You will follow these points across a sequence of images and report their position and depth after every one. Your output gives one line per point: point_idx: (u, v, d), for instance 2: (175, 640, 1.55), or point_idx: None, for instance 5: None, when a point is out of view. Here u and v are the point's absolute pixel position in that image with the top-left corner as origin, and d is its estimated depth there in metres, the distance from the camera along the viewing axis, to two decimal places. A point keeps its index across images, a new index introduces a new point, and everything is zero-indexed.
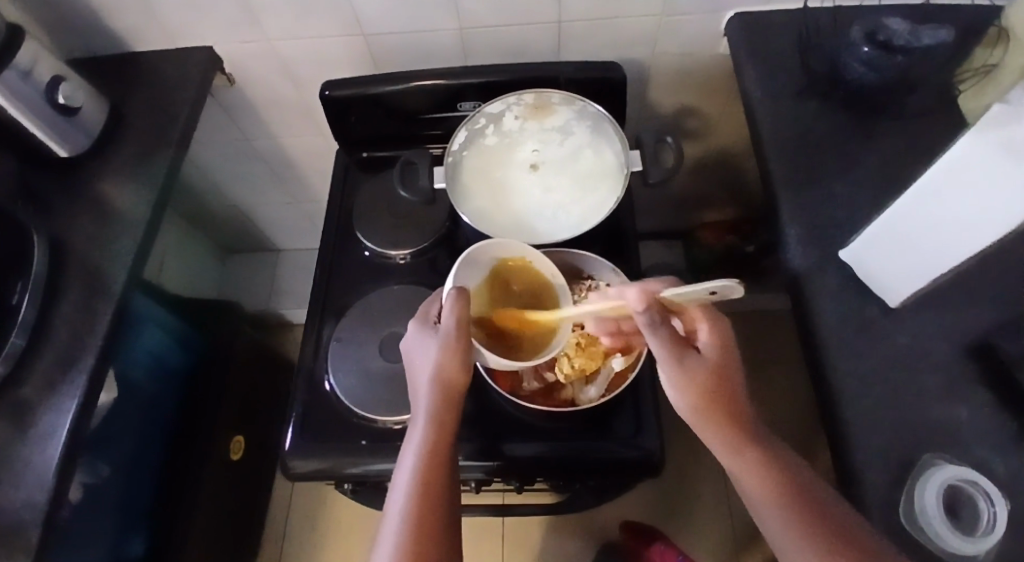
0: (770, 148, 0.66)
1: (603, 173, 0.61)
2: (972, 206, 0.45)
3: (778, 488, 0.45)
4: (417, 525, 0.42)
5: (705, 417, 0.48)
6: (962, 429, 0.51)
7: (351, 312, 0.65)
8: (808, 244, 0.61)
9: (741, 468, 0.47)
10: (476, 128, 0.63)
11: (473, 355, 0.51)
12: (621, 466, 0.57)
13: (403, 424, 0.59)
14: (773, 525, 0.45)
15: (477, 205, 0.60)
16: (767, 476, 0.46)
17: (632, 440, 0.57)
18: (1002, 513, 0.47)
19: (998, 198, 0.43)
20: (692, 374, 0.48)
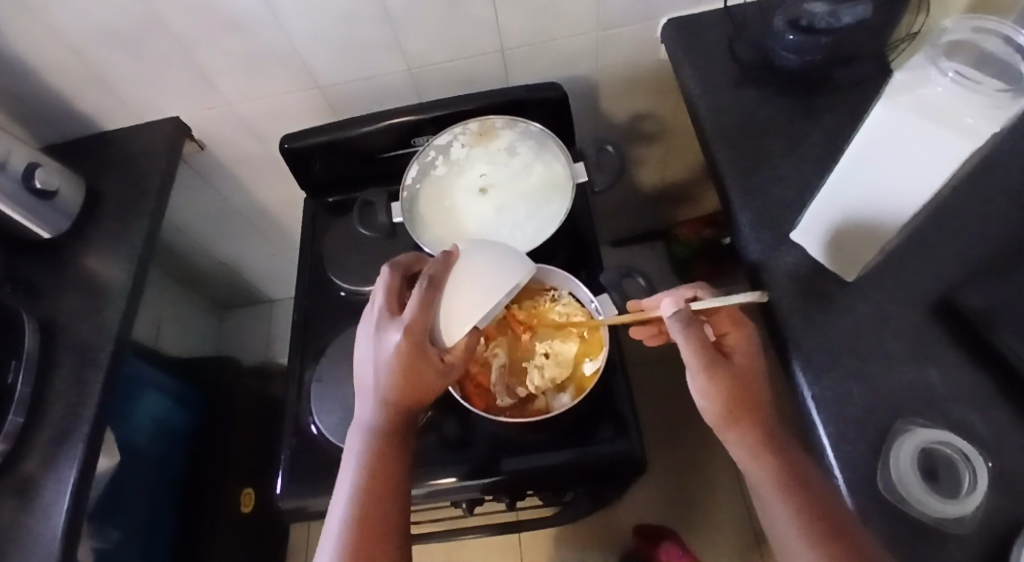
0: (715, 141, 0.68)
1: (553, 186, 0.63)
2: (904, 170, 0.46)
3: (786, 490, 0.50)
4: (363, 540, 0.45)
5: (733, 420, 0.53)
6: (931, 391, 0.51)
7: (331, 351, 0.67)
8: (760, 229, 0.63)
9: (755, 461, 0.53)
10: (427, 162, 0.65)
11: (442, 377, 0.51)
12: (608, 469, 0.58)
13: None
14: (785, 523, 0.49)
15: (434, 234, 0.62)
16: (774, 474, 0.51)
17: (616, 439, 0.58)
18: (983, 480, 0.46)
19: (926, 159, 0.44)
20: (717, 379, 0.53)
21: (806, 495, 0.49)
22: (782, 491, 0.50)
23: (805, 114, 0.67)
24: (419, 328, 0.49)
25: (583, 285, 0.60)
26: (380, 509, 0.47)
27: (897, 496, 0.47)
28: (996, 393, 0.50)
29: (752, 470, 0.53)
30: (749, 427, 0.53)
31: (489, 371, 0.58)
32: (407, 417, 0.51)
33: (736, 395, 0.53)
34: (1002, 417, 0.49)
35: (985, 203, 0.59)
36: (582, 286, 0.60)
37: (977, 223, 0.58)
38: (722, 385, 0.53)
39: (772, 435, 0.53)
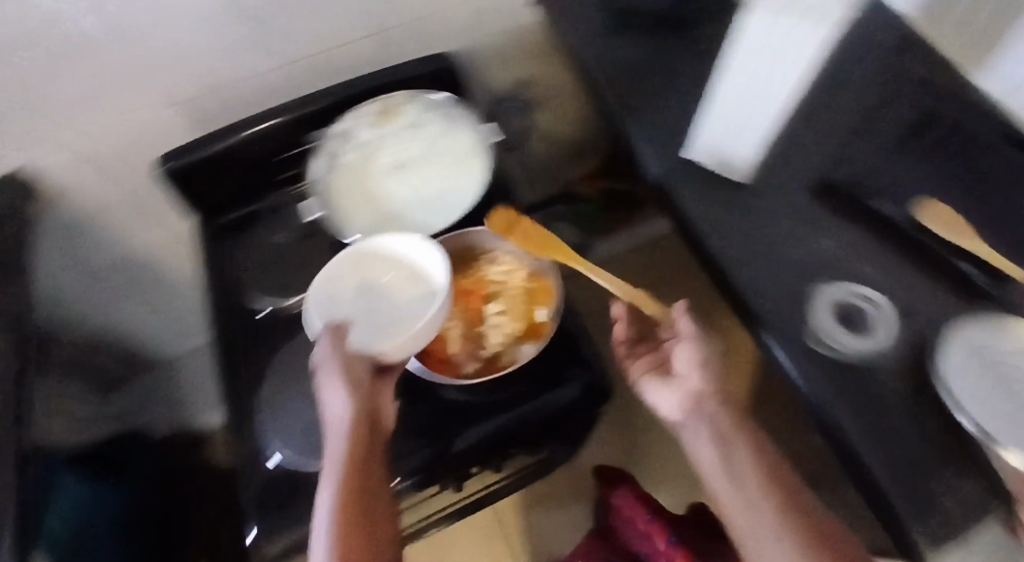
0: (599, 85, 0.72)
1: (467, 150, 0.62)
2: (778, 60, 0.52)
3: (759, 469, 0.46)
4: None
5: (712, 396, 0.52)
6: (832, 254, 0.58)
7: (269, 375, 0.62)
8: (660, 152, 0.67)
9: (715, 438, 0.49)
10: (333, 150, 0.62)
11: (375, 390, 0.50)
12: (577, 406, 0.59)
13: None
14: (739, 503, 0.45)
15: (360, 222, 0.60)
16: (749, 450, 0.48)
17: (579, 376, 0.59)
18: (888, 329, 0.53)
19: (796, 48, 0.50)
20: (710, 361, 0.54)
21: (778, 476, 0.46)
22: (752, 453, 0.47)
23: (670, 47, 0.73)
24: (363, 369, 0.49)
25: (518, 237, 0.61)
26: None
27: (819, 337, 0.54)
28: (879, 242, 0.58)
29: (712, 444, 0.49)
30: (724, 397, 0.51)
31: (449, 343, 0.58)
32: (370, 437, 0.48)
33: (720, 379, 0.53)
34: (888, 260, 0.57)
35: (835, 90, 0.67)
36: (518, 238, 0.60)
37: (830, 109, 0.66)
38: (716, 366, 0.54)
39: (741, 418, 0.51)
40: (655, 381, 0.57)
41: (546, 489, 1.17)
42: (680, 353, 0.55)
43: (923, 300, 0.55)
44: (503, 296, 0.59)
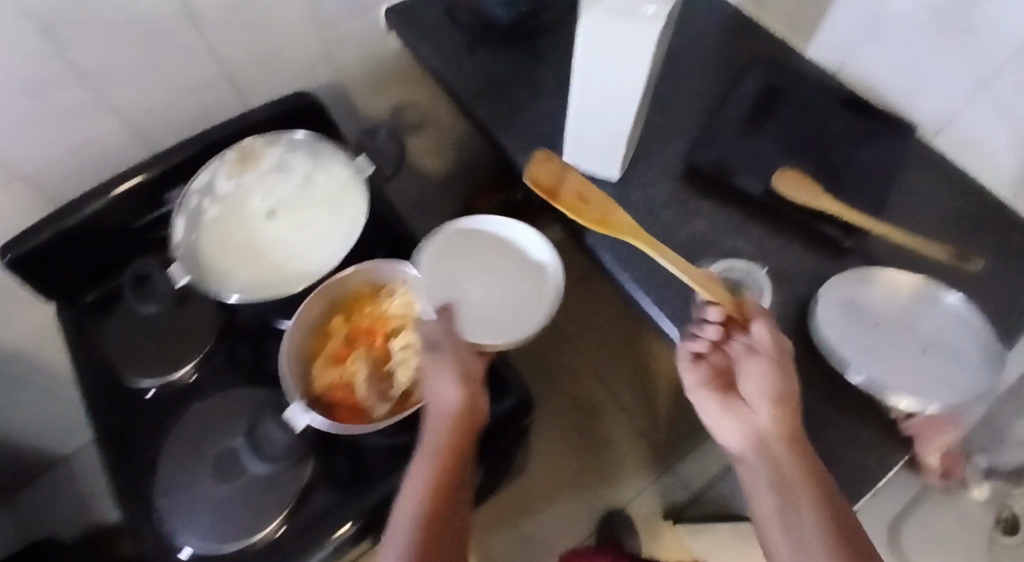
0: (469, 103, 0.72)
1: (343, 185, 0.60)
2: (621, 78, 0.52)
3: (820, 498, 0.41)
4: None
5: (783, 420, 0.45)
6: (708, 235, 0.61)
7: (163, 460, 0.57)
8: (538, 162, 0.68)
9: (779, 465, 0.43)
10: (193, 208, 0.57)
11: (478, 376, 0.50)
12: (503, 423, 0.59)
13: (286, 526, 0.54)
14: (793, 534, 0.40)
15: (238, 279, 0.56)
16: (812, 483, 0.42)
17: (498, 394, 0.59)
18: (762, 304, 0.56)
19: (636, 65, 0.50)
20: (785, 379, 0.46)
21: (838, 510, 0.40)
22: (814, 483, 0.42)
23: (532, 57, 0.75)
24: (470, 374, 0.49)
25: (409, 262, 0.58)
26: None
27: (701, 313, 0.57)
28: (747, 217, 0.62)
29: (767, 462, 0.44)
30: (796, 436, 0.44)
31: (354, 385, 0.54)
32: (470, 426, 0.47)
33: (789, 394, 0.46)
34: (757, 233, 0.61)
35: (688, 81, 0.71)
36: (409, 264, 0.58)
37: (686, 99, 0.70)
38: (795, 392, 0.46)
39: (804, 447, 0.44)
40: (711, 400, 0.50)
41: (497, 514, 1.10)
42: (750, 369, 0.47)
43: (793, 264, 0.59)
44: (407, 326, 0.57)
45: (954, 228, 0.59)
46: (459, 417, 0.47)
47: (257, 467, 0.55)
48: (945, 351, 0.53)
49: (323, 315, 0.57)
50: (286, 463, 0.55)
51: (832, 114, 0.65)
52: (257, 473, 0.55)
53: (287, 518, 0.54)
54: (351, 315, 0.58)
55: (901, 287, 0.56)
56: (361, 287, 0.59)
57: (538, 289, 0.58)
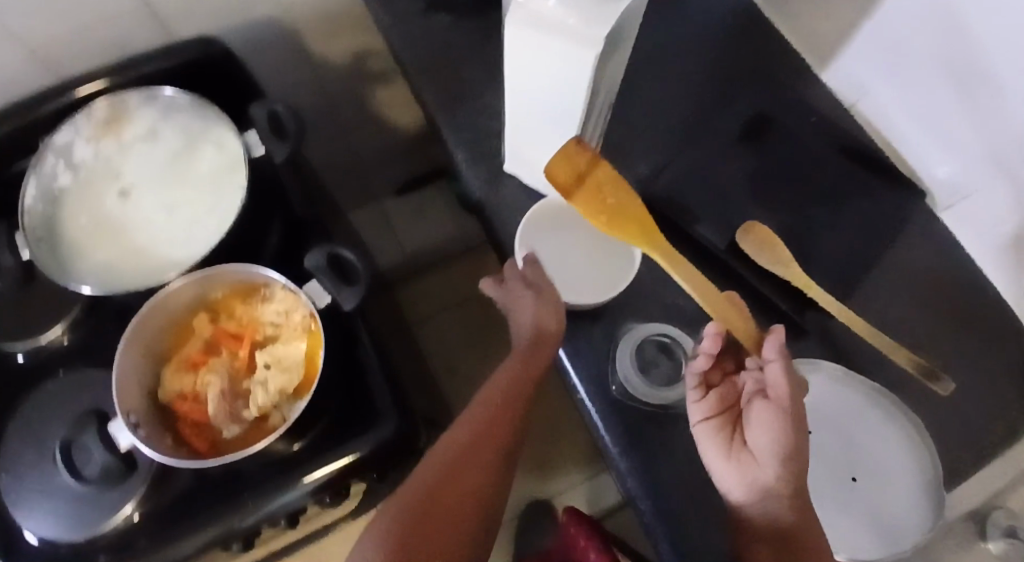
0: (412, 77, 0.62)
1: (222, 165, 0.52)
2: (561, 91, 0.42)
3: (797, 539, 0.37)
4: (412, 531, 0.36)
5: (795, 464, 0.37)
6: (649, 285, 0.53)
7: (9, 435, 0.53)
8: (477, 163, 0.58)
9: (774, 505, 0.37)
10: (47, 173, 0.51)
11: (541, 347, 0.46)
12: (368, 465, 0.53)
13: (135, 516, 0.50)
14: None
15: (93, 260, 0.50)
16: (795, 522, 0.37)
17: (366, 434, 0.52)
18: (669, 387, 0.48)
19: (576, 81, 0.40)
20: (799, 433, 0.37)
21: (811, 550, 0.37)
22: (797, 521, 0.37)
23: (497, 27, 0.62)
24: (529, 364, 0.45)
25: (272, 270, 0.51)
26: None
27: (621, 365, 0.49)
28: None
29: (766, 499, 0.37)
30: (804, 509, 0.38)
31: (200, 402, 0.50)
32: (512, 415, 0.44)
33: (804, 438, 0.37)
34: None
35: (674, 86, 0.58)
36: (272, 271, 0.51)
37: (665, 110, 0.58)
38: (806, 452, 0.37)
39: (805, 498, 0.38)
40: (714, 439, 0.41)
41: None
42: (756, 418, 0.39)
43: None
44: (274, 340, 0.51)
45: (947, 323, 0.48)
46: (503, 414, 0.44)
47: (67, 484, 0.50)
48: (884, 484, 0.43)
49: (181, 317, 0.52)
50: (101, 485, 0.50)
51: (827, 159, 0.53)
52: (68, 480, 0.50)
53: (134, 510, 0.50)
54: (211, 317, 0.52)
55: (852, 392, 0.45)
56: (227, 290, 0.52)
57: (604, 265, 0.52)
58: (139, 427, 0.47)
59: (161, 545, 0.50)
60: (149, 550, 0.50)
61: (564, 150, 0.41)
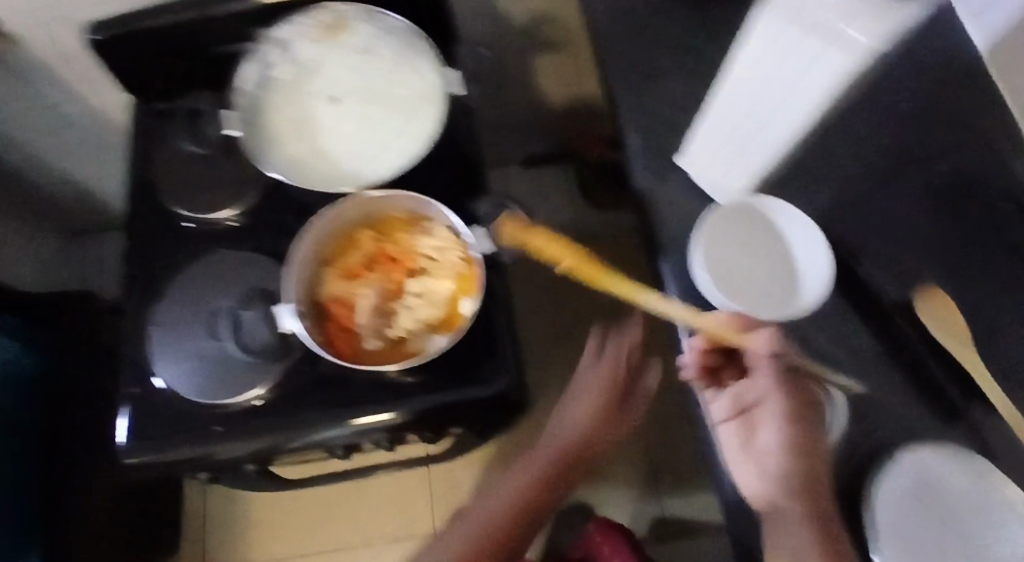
0: (606, 55, 0.61)
1: (419, 95, 0.54)
2: (794, 80, 0.39)
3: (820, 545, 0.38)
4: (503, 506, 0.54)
5: (801, 467, 0.40)
6: (804, 325, 0.50)
7: (170, 290, 0.57)
8: (650, 153, 0.57)
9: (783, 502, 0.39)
10: (264, 64, 0.54)
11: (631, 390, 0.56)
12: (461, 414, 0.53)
13: (264, 399, 0.53)
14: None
15: (282, 152, 0.53)
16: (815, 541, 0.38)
17: (467, 385, 0.52)
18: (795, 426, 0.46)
19: (817, 71, 0.37)
20: (803, 436, 0.41)
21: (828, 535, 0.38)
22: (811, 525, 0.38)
23: (704, 26, 0.61)
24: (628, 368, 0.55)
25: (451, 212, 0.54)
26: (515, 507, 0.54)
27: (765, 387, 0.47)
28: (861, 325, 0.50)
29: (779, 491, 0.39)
30: (821, 512, 0.39)
31: (350, 311, 0.52)
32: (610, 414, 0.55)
33: (806, 438, 0.41)
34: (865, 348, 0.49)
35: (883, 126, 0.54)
36: (450, 212, 0.53)
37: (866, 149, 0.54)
38: (814, 450, 0.40)
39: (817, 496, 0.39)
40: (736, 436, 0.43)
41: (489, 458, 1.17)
42: (765, 418, 0.43)
43: None
44: (428, 272, 0.53)
45: None
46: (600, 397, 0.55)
47: (227, 350, 0.54)
48: None
49: (347, 230, 0.54)
50: (259, 357, 0.53)
51: None
52: (230, 348, 0.54)
53: (265, 394, 0.53)
54: (377, 238, 0.54)
55: None
56: (399, 212, 0.54)
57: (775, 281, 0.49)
58: (301, 316, 0.51)
59: (268, 430, 0.52)
60: (256, 431, 0.52)
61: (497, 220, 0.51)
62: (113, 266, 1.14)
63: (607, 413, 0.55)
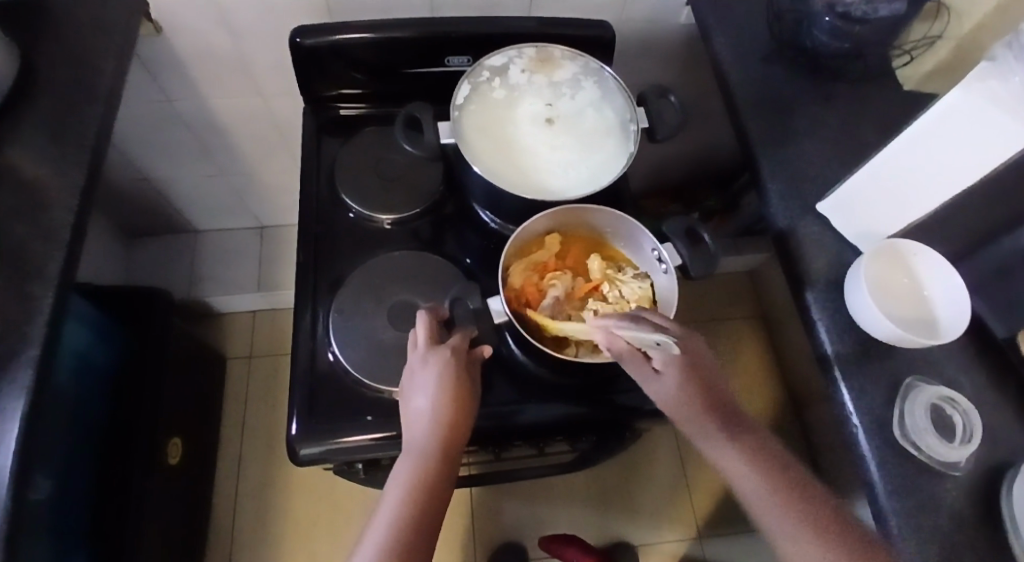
0: (744, 112, 0.70)
1: (613, 128, 0.61)
2: (965, 146, 0.48)
3: (788, 502, 0.47)
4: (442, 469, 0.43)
5: (763, 470, 0.49)
6: (934, 354, 0.57)
7: (350, 280, 0.59)
8: (789, 198, 0.65)
9: (740, 471, 0.49)
10: (481, 82, 0.61)
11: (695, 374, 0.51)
12: (593, 421, 0.58)
13: None
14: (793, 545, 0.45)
15: (489, 158, 0.58)
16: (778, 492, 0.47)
17: (602, 396, 0.57)
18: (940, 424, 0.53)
19: (994, 138, 0.46)
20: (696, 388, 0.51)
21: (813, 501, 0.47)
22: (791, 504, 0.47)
23: (828, 97, 0.70)
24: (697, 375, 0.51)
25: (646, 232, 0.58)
26: (441, 515, 0.42)
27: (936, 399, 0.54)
28: (978, 357, 0.58)
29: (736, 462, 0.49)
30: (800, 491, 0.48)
31: (539, 308, 0.55)
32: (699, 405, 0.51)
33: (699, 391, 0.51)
34: (984, 376, 0.57)
35: None
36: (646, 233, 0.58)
37: None
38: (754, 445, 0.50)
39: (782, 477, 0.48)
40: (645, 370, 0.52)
41: (537, 490, 1.15)
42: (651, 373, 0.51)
43: (1005, 429, 0.54)
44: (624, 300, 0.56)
45: None
46: (714, 418, 0.51)
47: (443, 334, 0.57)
48: None
49: (550, 237, 0.59)
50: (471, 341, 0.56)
51: None
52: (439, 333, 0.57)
53: None
54: (591, 261, 0.58)
55: None
56: (590, 233, 0.60)
57: (921, 318, 0.57)
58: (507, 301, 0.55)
59: None
60: None
61: (523, 238, 0.58)
62: (208, 269, 1.19)
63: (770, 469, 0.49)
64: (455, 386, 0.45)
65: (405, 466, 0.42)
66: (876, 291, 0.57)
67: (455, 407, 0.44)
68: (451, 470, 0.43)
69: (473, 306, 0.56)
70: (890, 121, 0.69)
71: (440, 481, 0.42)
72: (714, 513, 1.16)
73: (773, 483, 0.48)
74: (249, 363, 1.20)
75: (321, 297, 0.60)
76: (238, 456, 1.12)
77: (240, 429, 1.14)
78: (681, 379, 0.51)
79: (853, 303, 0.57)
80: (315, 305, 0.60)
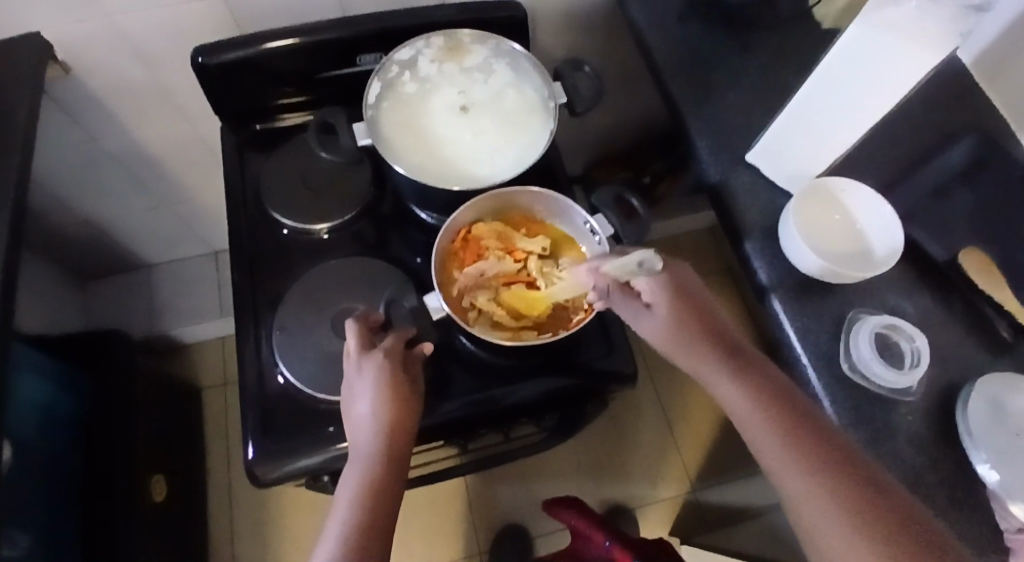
0: (665, 73, 0.70)
1: (530, 107, 0.60)
2: (877, 73, 0.48)
3: (809, 454, 0.39)
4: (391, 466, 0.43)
5: (783, 423, 0.41)
6: (875, 284, 0.58)
7: (290, 295, 0.59)
8: (718, 151, 0.65)
9: (753, 419, 0.43)
10: (392, 78, 0.60)
11: (700, 320, 0.48)
12: (554, 398, 0.58)
13: None
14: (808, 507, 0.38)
15: (408, 156, 0.57)
16: (791, 440, 0.40)
17: (557, 373, 0.58)
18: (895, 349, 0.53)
19: (899, 62, 0.46)
20: (689, 329, 0.47)
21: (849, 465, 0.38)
22: (817, 461, 0.39)
23: (746, 45, 0.70)
24: (691, 317, 0.48)
25: (579, 208, 0.58)
26: (394, 516, 0.42)
27: (888, 327, 0.54)
28: (919, 281, 0.58)
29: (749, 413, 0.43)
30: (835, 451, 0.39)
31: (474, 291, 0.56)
32: (702, 344, 0.47)
33: (688, 328, 0.48)
34: (926, 298, 0.57)
35: (910, 122, 0.64)
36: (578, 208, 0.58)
37: (900, 140, 0.63)
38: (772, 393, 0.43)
39: (823, 437, 0.40)
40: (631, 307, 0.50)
41: (529, 471, 1.16)
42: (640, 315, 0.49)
43: (951, 345, 0.55)
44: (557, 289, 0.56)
45: None
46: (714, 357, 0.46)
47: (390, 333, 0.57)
48: None
49: (493, 221, 0.59)
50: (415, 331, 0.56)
51: None
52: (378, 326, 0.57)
53: None
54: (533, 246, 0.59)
55: None
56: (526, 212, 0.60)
57: (857, 250, 0.58)
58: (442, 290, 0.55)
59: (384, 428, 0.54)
60: None
61: (455, 223, 0.57)
62: (169, 304, 1.17)
63: (780, 412, 0.42)
64: (393, 387, 0.45)
65: (353, 474, 0.42)
66: (808, 228, 0.58)
67: (396, 408, 0.44)
68: (398, 469, 0.43)
69: (410, 306, 0.58)
70: (808, 61, 0.69)
71: (387, 481, 0.42)
72: (704, 466, 1.18)
73: (787, 437, 0.40)
74: (226, 390, 1.19)
75: (265, 317, 0.60)
76: (228, 485, 1.12)
77: (226, 457, 1.14)
78: (667, 320, 0.48)
79: (785, 239, 0.58)
80: (261, 326, 0.59)
